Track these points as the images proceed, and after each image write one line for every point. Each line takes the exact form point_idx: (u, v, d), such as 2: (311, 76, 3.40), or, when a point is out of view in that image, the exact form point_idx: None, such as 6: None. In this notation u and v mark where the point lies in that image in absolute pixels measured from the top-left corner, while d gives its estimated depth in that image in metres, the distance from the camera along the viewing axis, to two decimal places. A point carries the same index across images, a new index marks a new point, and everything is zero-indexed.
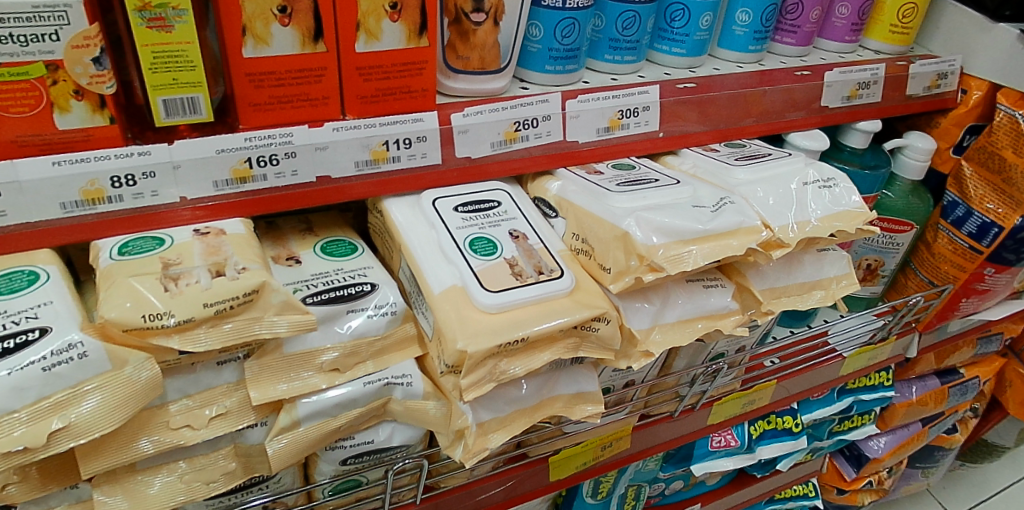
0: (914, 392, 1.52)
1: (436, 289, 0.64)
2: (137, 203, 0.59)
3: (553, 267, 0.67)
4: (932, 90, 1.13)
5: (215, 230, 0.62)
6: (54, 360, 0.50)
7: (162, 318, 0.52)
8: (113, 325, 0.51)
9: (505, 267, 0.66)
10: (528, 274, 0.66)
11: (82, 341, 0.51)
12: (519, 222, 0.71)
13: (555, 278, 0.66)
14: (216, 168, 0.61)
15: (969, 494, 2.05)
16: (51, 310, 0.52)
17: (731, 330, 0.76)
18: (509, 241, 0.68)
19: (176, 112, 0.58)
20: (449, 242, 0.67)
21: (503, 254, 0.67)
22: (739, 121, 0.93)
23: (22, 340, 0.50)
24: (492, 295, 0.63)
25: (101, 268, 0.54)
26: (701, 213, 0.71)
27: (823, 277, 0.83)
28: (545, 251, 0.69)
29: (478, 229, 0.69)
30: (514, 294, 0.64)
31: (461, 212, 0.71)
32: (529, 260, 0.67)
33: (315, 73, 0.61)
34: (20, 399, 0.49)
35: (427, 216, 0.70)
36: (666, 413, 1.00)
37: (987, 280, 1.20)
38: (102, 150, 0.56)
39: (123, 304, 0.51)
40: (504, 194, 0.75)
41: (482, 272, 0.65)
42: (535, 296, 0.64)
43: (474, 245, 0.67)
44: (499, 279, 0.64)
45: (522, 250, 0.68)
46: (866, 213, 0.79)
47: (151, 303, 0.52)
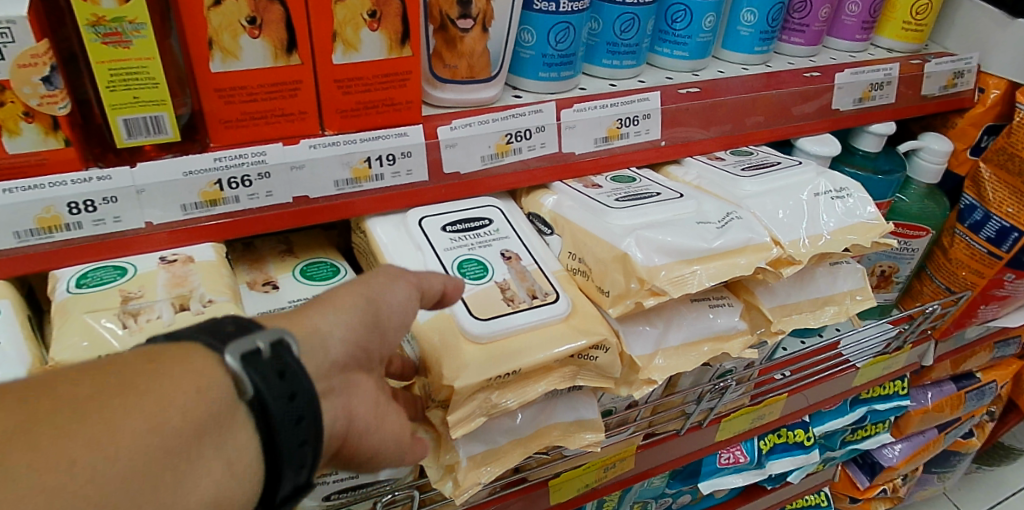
0: (930, 398, 1.47)
1: (422, 318, 0.60)
2: (99, 230, 0.55)
3: (548, 290, 0.63)
4: (948, 89, 1.07)
5: (183, 257, 0.58)
6: None
7: None
8: None
9: (497, 292, 0.62)
10: (521, 299, 0.62)
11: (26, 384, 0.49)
12: (512, 241, 0.68)
13: (551, 302, 0.62)
14: (184, 191, 0.57)
15: (985, 497, 2.00)
16: None
17: (739, 352, 0.72)
18: (500, 263, 0.65)
19: (139, 132, 0.54)
20: (436, 266, 0.64)
21: (494, 277, 0.63)
22: (746, 127, 0.88)
23: None
24: (482, 323, 0.59)
25: (57, 302, 0.52)
26: (707, 230, 0.66)
27: (837, 292, 0.79)
28: (539, 273, 0.65)
29: (467, 251, 0.66)
30: (506, 321, 0.60)
31: (450, 231, 0.67)
32: (522, 283, 0.63)
33: (289, 87, 0.57)
34: None
35: (412, 236, 0.67)
36: (672, 431, 0.95)
37: (1007, 286, 1.13)
38: (58, 175, 0.52)
39: None
40: (497, 211, 0.71)
41: (471, 298, 0.61)
42: (529, 322, 0.60)
43: (463, 268, 0.64)
44: (490, 306, 0.61)
45: (515, 272, 0.64)
46: (881, 225, 0.75)
47: None
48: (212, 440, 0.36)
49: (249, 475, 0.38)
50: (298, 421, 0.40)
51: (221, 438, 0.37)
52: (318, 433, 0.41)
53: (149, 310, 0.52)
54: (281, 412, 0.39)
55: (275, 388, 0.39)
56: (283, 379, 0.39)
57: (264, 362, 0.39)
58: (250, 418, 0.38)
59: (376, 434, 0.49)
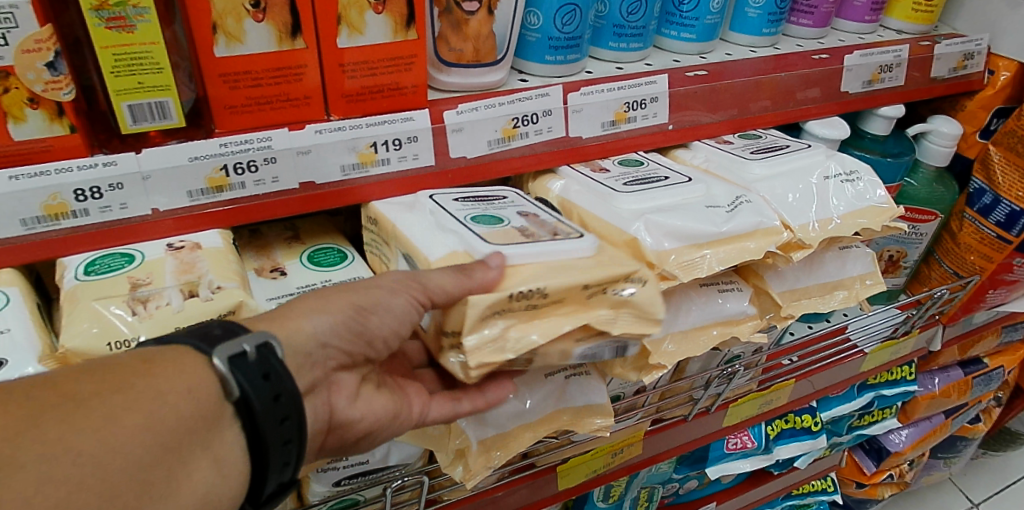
0: (937, 383, 1.47)
1: (434, 257, 0.57)
2: (106, 217, 0.55)
3: (570, 231, 0.60)
4: (957, 72, 1.06)
5: (190, 243, 0.57)
6: None
7: (130, 345, 0.48)
8: (76, 355, 0.47)
9: (515, 232, 0.59)
10: (541, 234, 0.58)
11: (39, 374, 0.46)
12: (527, 206, 0.66)
13: (575, 237, 0.59)
14: (190, 177, 0.56)
15: (991, 482, 2.00)
16: (8, 339, 0.47)
17: (748, 336, 0.71)
18: (517, 218, 0.62)
19: (144, 118, 0.54)
20: (447, 219, 0.61)
21: (511, 224, 0.60)
22: (754, 110, 0.87)
23: None
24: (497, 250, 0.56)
25: (66, 290, 0.50)
26: (716, 214, 0.65)
27: (846, 277, 0.78)
28: (561, 223, 0.62)
29: (481, 210, 0.63)
30: (522, 248, 0.56)
31: (461, 201, 0.65)
32: (542, 228, 0.60)
33: (294, 72, 0.57)
34: None
35: (418, 208, 0.64)
36: (680, 417, 0.95)
37: (1015, 270, 1.13)
38: (63, 161, 0.52)
39: (88, 330, 0.47)
40: (510, 191, 0.70)
41: (486, 235, 0.58)
42: (548, 250, 0.56)
43: (477, 220, 0.61)
44: (505, 239, 0.57)
45: (534, 224, 0.61)
46: (892, 209, 0.74)
47: (118, 329, 0.48)
48: (202, 438, 0.44)
49: (235, 466, 0.47)
50: (282, 419, 0.48)
51: (212, 438, 0.45)
52: (297, 428, 0.50)
53: (157, 297, 0.50)
54: (265, 410, 0.47)
55: (259, 388, 0.47)
56: (267, 381, 0.47)
57: (250, 366, 0.46)
58: (235, 417, 0.47)
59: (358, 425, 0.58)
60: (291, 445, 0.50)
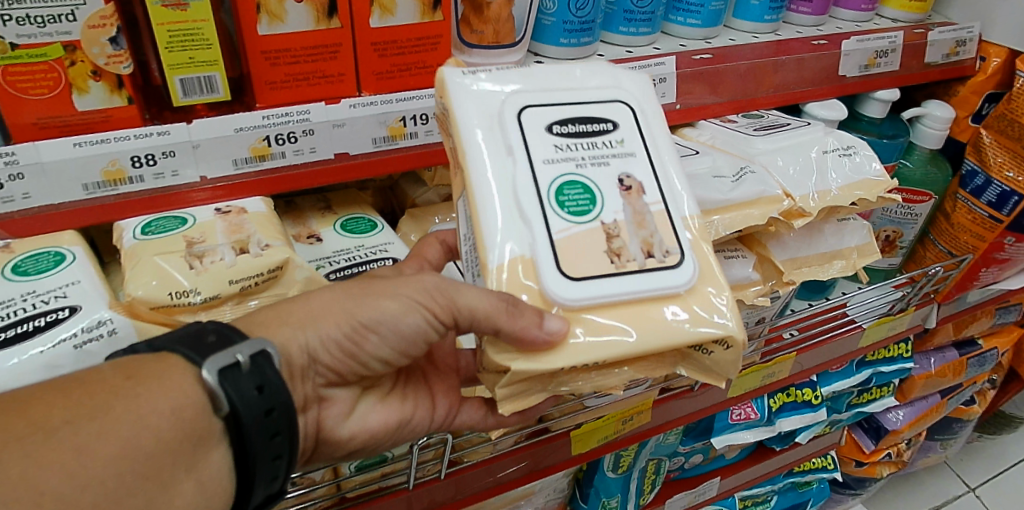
0: (933, 363, 1.51)
1: (496, 261, 0.52)
2: (159, 183, 0.59)
3: (667, 248, 0.55)
4: (950, 58, 1.11)
5: (236, 208, 0.62)
6: (84, 337, 0.48)
7: (188, 295, 0.51)
8: (140, 304, 0.50)
9: (601, 239, 0.54)
10: (629, 257, 0.54)
11: (110, 318, 0.49)
12: (635, 161, 0.57)
13: (669, 266, 0.54)
14: (235, 146, 0.61)
15: (986, 467, 2.04)
16: (80, 289, 0.50)
17: (752, 299, 0.75)
18: (616, 197, 0.55)
19: (194, 91, 0.58)
20: (529, 186, 0.53)
21: (602, 217, 0.54)
22: (756, 92, 0.92)
23: (52, 319, 0.48)
24: (569, 285, 0.52)
25: (126, 247, 0.55)
26: (722, 183, 0.70)
27: (844, 247, 0.82)
28: (667, 215, 0.56)
29: (575, 167, 0.55)
30: (602, 286, 0.52)
31: (556, 134, 0.56)
32: (638, 232, 0.55)
33: (330, 50, 0.61)
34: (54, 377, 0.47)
35: (501, 119, 0.55)
36: (687, 387, 1.00)
37: (1007, 250, 1.17)
38: (121, 130, 0.56)
39: (149, 282, 0.51)
40: (624, 109, 0.59)
41: (563, 246, 0.53)
42: (632, 296, 0.53)
43: (565, 195, 0.54)
44: (586, 264, 0.53)
45: (631, 211, 0.55)
46: (887, 181, 0.78)
47: (177, 281, 0.51)
48: (184, 459, 0.46)
49: (221, 479, 0.49)
50: (272, 435, 0.50)
51: (194, 459, 0.47)
52: (288, 444, 0.51)
53: (211, 253, 0.53)
54: (255, 424, 0.49)
55: (250, 402, 0.48)
56: (260, 393, 0.48)
57: (241, 377, 0.47)
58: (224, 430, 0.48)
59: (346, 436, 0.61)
60: (282, 460, 0.52)
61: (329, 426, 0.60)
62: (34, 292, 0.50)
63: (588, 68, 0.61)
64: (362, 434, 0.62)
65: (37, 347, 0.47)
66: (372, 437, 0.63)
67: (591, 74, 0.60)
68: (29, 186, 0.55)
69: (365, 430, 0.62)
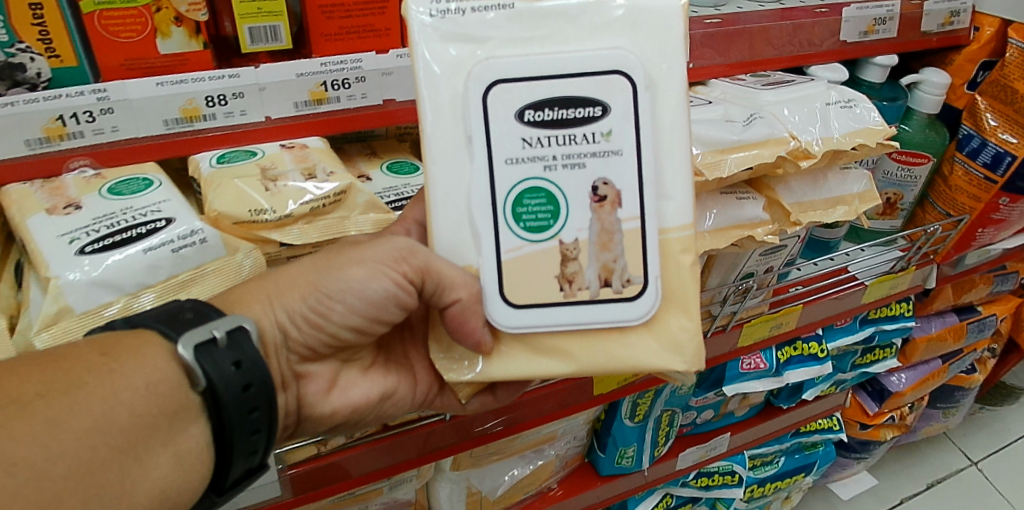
0: (933, 326, 1.57)
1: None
2: (229, 122, 0.65)
3: (628, 278, 0.57)
4: (945, 27, 1.15)
5: (298, 145, 0.68)
6: (181, 243, 0.55)
7: (263, 213, 0.58)
8: (224, 218, 0.57)
9: (555, 262, 0.56)
10: (580, 285, 0.57)
11: (202, 228, 0.56)
12: (620, 160, 0.56)
13: (624, 299, 0.57)
14: (295, 90, 0.67)
15: (990, 440, 2.07)
16: (172, 206, 0.57)
17: (762, 237, 0.81)
18: (584, 210, 0.56)
19: (260, 39, 0.65)
20: (484, 195, 0.55)
21: (560, 236, 0.56)
22: (763, 55, 0.98)
23: (152, 228, 0.55)
24: (512, 312, 0.56)
25: (204, 174, 0.60)
26: (734, 126, 0.76)
27: (846, 194, 0.87)
28: (639, 234, 0.56)
29: (542, 171, 0.55)
30: (547, 314, 0.57)
31: (526, 122, 0.55)
32: (597, 255, 0.56)
33: (378, 6, 0.67)
34: (154, 276, 0.54)
35: (467, 98, 0.55)
36: (700, 334, 1.07)
37: (1003, 210, 1.24)
38: (197, 72, 0.62)
39: (230, 199, 0.57)
40: (621, 88, 0.55)
41: (511, 265, 0.57)
42: (575, 326, 0.57)
43: (524, 205, 0.56)
44: (533, 290, 0.56)
45: (597, 229, 0.56)
46: (886, 130, 0.84)
47: (254, 199, 0.58)
48: (159, 434, 0.50)
49: (197, 458, 0.53)
50: (253, 411, 0.53)
51: (169, 435, 0.50)
52: (267, 422, 0.55)
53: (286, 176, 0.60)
54: (234, 399, 0.52)
55: (228, 377, 0.52)
56: (237, 370, 0.52)
57: (218, 353, 0.51)
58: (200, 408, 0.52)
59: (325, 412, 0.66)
60: (261, 435, 0.55)
61: (311, 402, 0.65)
62: (130, 208, 0.56)
63: (599, 18, 0.55)
64: (344, 409, 0.66)
65: (140, 250, 0.53)
66: (355, 412, 0.67)
67: (606, 26, 0.55)
68: (117, 120, 0.61)
69: (347, 405, 0.66)
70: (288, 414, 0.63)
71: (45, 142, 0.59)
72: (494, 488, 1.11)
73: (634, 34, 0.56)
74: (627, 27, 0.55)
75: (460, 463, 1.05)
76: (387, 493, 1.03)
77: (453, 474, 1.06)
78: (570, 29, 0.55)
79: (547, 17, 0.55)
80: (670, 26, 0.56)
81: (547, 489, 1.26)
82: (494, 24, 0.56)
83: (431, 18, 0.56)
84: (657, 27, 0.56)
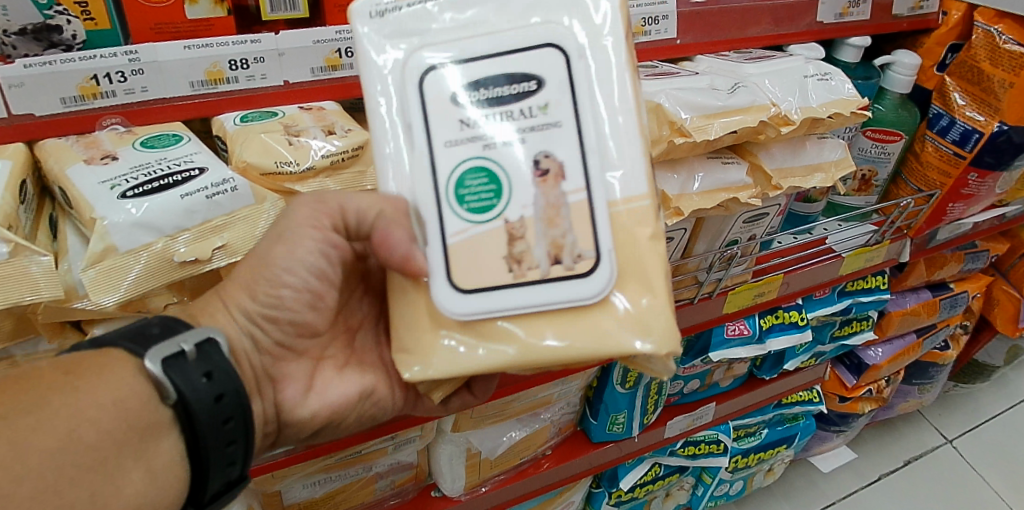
0: (908, 302, 1.64)
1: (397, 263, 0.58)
2: (250, 85, 0.70)
3: (579, 253, 0.57)
4: (915, 12, 1.22)
5: (316, 108, 0.73)
6: (214, 190, 0.61)
7: (289, 165, 0.64)
8: (253, 169, 0.64)
9: (502, 242, 0.57)
10: (528, 264, 0.57)
11: (232, 178, 0.62)
12: (559, 132, 0.57)
13: (576, 274, 0.57)
14: (312, 57, 0.71)
15: (965, 418, 2.12)
16: (203, 157, 0.63)
17: (747, 200, 0.87)
18: (528, 186, 0.57)
19: (279, 7, 0.69)
20: (427, 180, 0.57)
21: (505, 215, 0.57)
22: (745, 32, 1.04)
23: (186, 177, 0.60)
24: (459, 295, 0.57)
25: (230, 132, 0.67)
26: (719, 94, 0.82)
27: (824, 161, 0.93)
28: (587, 206, 0.57)
29: (482, 149, 0.57)
30: (495, 296, 0.57)
31: (462, 103, 0.57)
32: (545, 232, 0.57)
33: None
34: (190, 220, 0.60)
35: (403, 87, 0.58)
36: (687, 299, 1.12)
37: (971, 186, 1.27)
38: (221, 37, 0.67)
39: (258, 152, 0.64)
40: (553, 61, 0.57)
41: (457, 248, 0.57)
42: (526, 307, 0.57)
43: (467, 185, 0.57)
44: (481, 273, 0.57)
45: (543, 205, 0.57)
46: (859, 101, 0.90)
47: (280, 153, 0.64)
48: (130, 447, 0.54)
49: (171, 470, 0.56)
50: (225, 420, 0.57)
51: (140, 448, 0.54)
52: (242, 431, 0.58)
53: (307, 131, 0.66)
54: (206, 409, 0.56)
55: (198, 388, 0.56)
56: (207, 380, 0.56)
57: (187, 365, 0.56)
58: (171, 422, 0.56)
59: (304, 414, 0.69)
60: (237, 446, 0.59)
61: (289, 407, 0.68)
62: (165, 159, 0.62)
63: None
64: (321, 411, 0.69)
65: (178, 195, 0.59)
66: (333, 413, 0.70)
67: (530, 6, 0.58)
68: (147, 81, 0.66)
69: (324, 406, 0.69)
70: (267, 420, 0.67)
71: (79, 100, 0.64)
72: (494, 448, 1.17)
73: (563, 10, 0.59)
74: (551, 3, 0.59)
75: (461, 424, 1.11)
76: (392, 454, 1.10)
77: (454, 436, 1.13)
78: (502, 12, 0.58)
79: (478, 0, 0.59)
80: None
81: (541, 455, 1.31)
82: (427, 14, 0.59)
83: (370, 16, 0.59)
84: (585, 2, 0.59)
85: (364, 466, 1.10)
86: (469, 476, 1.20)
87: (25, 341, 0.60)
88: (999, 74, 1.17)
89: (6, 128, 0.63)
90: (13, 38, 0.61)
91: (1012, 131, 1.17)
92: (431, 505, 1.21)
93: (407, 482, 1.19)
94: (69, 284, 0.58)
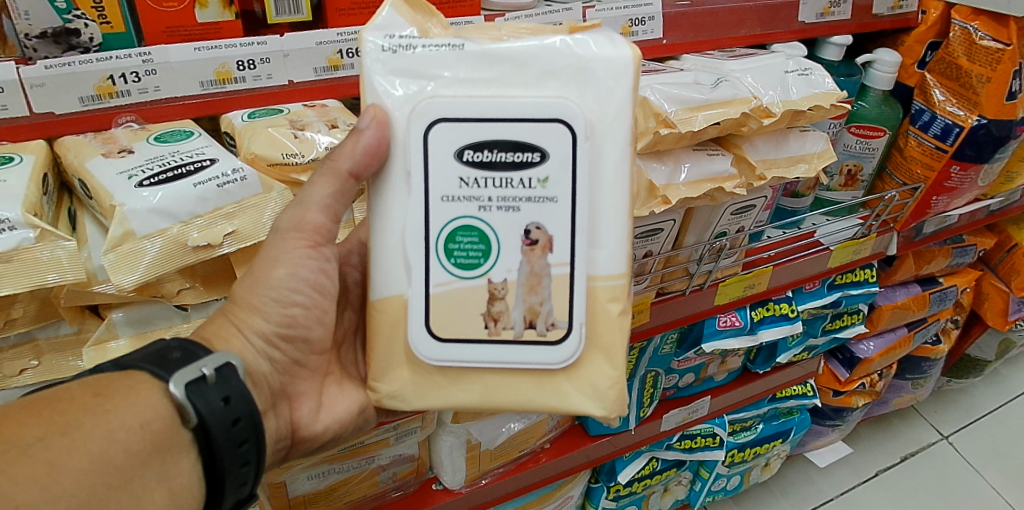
0: (898, 296, 1.68)
1: (380, 294, 0.63)
2: (256, 84, 0.75)
3: (557, 322, 0.62)
4: (895, 10, 1.25)
5: (320, 106, 0.78)
6: (225, 180, 0.66)
7: (296, 157, 0.70)
8: (261, 159, 0.69)
9: (484, 300, 0.62)
10: (503, 326, 0.62)
11: (242, 168, 0.67)
12: (554, 207, 0.61)
13: (548, 343, 0.62)
14: (315, 57, 0.76)
15: (960, 414, 2.15)
16: (214, 149, 0.69)
17: (733, 190, 0.90)
18: (515, 252, 0.62)
19: (284, 11, 0.73)
20: (419, 229, 0.61)
21: (488, 275, 0.62)
22: (733, 31, 1.08)
23: (199, 166, 0.66)
24: (438, 346, 0.62)
25: (238, 127, 0.72)
26: (702, 88, 0.87)
27: (807, 153, 0.96)
28: (568, 280, 0.62)
29: (476, 211, 0.61)
30: (471, 350, 0.62)
31: (463, 162, 0.60)
32: (524, 297, 0.62)
33: None
34: (202, 207, 0.65)
35: (409, 134, 0.60)
36: (679, 292, 1.16)
37: (954, 178, 1.30)
38: (229, 39, 0.71)
39: (266, 145, 0.69)
40: (562, 136, 0.60)
41: (439, 298, 0.62)
42: (500, 363, 0.62)
43: (455, 241, 0.61)
44: (460, 326, 0.62)
45: (527, 271, 0.62)
46: (838, 94, 0.94)
47: (287, 145, 0.70)
48: (156, 468, 0.57)
49: (189, 490, 0.59)
50: (242, 444, 0.60)
51: (163, 469, 0.57)
52: (256, 454, 0.61)
53: (311, 126, 0.72)
54: (224, 432, 0.59)
55: (217, 412, 0.59)
56: (225, 404, 0.59)
57: (207, 389, 0.59)
58: (192, 448, 0.59)
59: (313, 426, 0.73)
60: (250, 466, 0.62)
61: (304, 423, 0.72)
62: (179, 150, 0.68)
63: (547, 65, 0.60)
64: (334, 426, 0.74)
65: (192, 183, 0.64)
66: (342, 427, 0.74)
67: (551, 72, 0.60)
68: (159, 81, 0.70)
69: (335, 421, 0.74)
70: (281, 437, 0.71)
71: (96, 99, 0.69)
72: (493, 438, 1.20)
73: (581, 83, 0.60)
74: (568, 75, 0.60)
75: (461, 416, 1.14)
76: (393, 446, 1.13)
77: (454, 426, 1.16)
78: (518, 76, 0.60)
79: (500, 59, 0.60)
80: (620, 79, 0.60)
81: (538, 449, 1.33)
82: (444, 63, 0.60)
83: (384, 51, 0.61)
84: (605, 79, 0.60)
85: (366, 459, 1.12)
86: (469, 468, 1.23)
87: (47, 325, 0.68)
88: (977, 71, 1.21)
89: (28, 126, 0.68)
90: (34, 42, 0.66)
91: (991, 124, 1.21)
92: (433, 498, 1.23)
93: (408, 475, 1.22)
94: (90, 270, 0.64)
